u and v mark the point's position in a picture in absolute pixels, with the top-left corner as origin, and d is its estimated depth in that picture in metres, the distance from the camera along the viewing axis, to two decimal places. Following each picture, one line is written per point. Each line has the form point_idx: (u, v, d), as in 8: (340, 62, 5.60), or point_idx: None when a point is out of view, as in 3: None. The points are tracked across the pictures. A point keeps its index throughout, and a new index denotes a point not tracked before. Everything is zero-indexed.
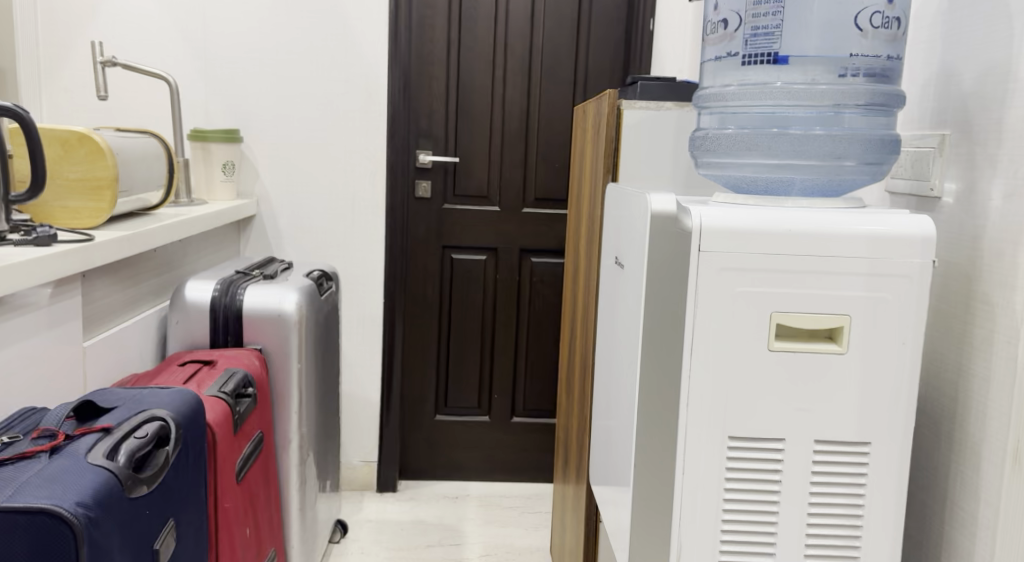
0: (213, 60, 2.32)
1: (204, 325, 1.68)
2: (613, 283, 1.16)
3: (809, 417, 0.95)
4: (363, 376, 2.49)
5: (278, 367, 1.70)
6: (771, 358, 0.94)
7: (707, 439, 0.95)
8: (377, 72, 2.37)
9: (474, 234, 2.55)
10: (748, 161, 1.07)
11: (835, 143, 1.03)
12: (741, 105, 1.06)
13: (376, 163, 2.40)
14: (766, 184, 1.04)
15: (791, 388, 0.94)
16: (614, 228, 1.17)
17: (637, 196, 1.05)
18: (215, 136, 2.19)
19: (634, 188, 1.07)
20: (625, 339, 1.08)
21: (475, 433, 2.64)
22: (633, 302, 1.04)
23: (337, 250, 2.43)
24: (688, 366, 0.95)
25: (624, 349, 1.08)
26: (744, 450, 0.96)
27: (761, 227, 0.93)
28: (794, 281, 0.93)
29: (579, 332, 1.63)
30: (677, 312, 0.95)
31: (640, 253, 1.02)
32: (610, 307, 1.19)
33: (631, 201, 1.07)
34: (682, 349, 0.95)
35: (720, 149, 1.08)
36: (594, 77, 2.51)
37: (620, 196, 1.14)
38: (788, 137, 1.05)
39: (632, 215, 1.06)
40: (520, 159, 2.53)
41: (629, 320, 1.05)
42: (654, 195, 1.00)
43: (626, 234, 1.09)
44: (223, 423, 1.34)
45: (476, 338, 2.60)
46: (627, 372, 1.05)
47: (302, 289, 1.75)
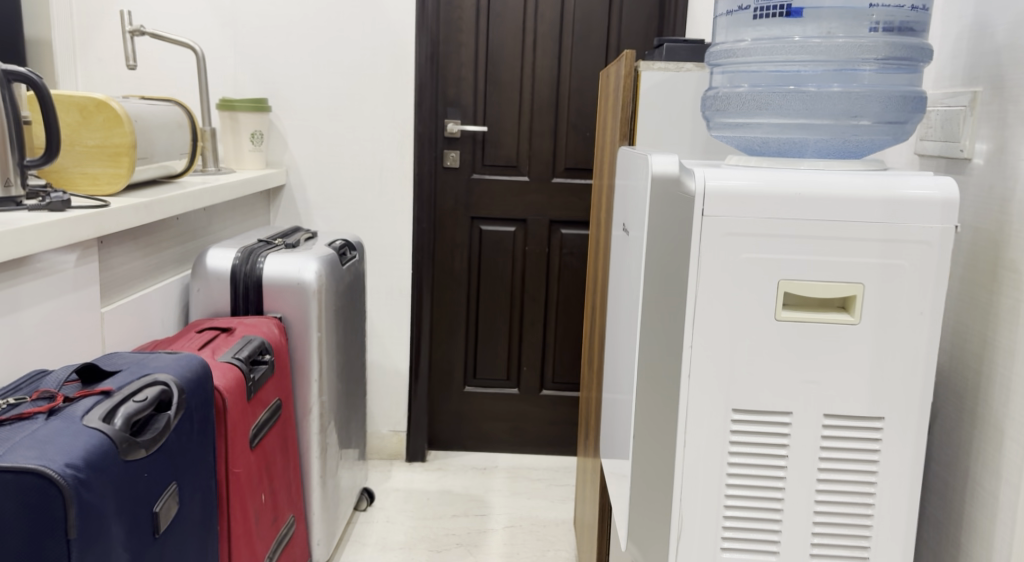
0: (241, 30, 2.31)
1: (225, 293, 1.69)
2: (620, 253, 1.12)
3: (818, 390, 0.90)
4: (391, 347, 2.50)
5: (297, 336, 1.70)
6: (777, 328, 0.89)
7: (709, 411, 0.92)
8: (404, 39, 2.34)
9: (503, 205, 2.52)
10: (760, 120, 1.00)
11: (850, 102, 0.96)
12: (754, 62, 1.01)
13: (404, 133, 2.39)
14: (778, 144, 0.98)
15: (799, 360, 0.90)
16: (622, 195, 1.13)
17: (641, 157, 1.00)
18: (243, 106, 2.19)
19: (640, 152, 1.03)
20: (630, 309, 1.04)
21: (504, 405, 2.63)
22: (635, 271, 0.99)
23: (365, 221, 2.43)
24: (689, 335, 0.91)
25: (628, 319, 1.04)
26: (749, 424, 0.92)
27: (768, 190, 0.88)
28: (804, 247, 0.88)
29: (599, 302, 1.59)
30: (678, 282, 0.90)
31: (641, 220, 0.97)
32: (618, 277, 1.15)
33: (636, 165, 1.03)
34: (683, 319, 0.91)
35: (731, 109, 1.02)
36: (626, 43, 2.44)
37: (628, 160, 1.09)
38: (801, 95, 0.98)
39: (637, 179, 1.02)
40: (550, 127, 2.49)
41: (633, 290, 1.01)
42: (655, 155, 0.94)
43: (631, 199, 1.05)
44: (235, 389, 1.35)
45: (505, 309, 2.58)
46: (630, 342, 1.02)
47: (322, 258, 1.75)
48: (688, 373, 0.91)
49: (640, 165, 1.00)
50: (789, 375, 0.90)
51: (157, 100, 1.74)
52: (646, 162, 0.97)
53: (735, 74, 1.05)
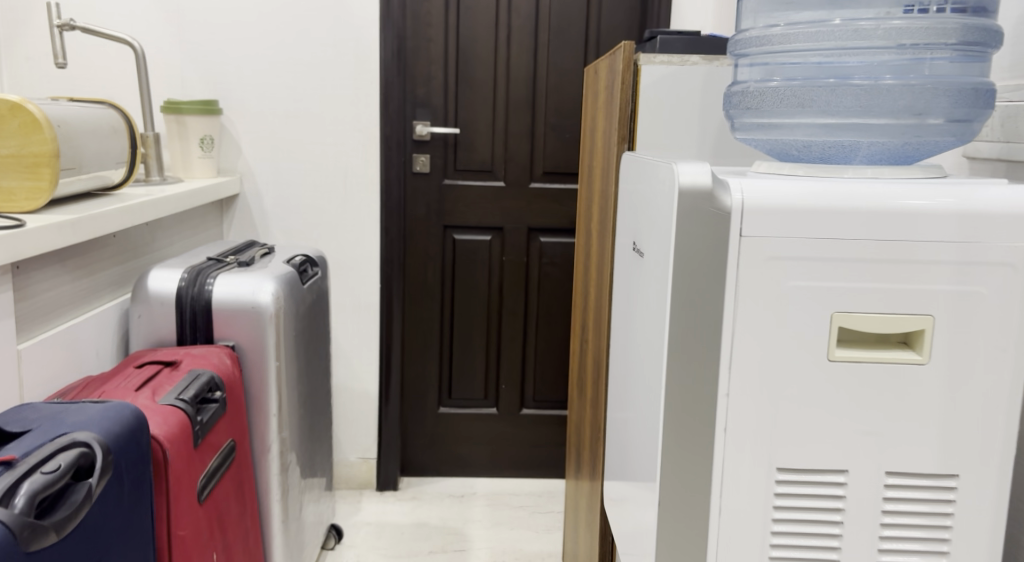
0: (187, 25, 2.11)
1: (170, 320, 1.50)
2: (630, 277, 0.96)
3: (881, 443, 0.75)
4: (359, 368, 2.31)
5: (252, 366, 1.51)
6: (831, 370, 0.74)
7: (751, 471, 0.76)
8: (367, 35, 2.16)
9: (478, 212, 2.35)
10: (801, 120, 0.87)
11: (913, 96, 0.82)
12: (789, 50, 0.87)
13: (369, 136, 2.21)
14: (824, 149, 0.85)
15: (859, 409, 0.74)
16: (629, 209, 0.97)
17: (660, 166, 0.83)
18: (190, 108, 1.99)
19: (656, 158, 0.87)
20: (647, 346, 0.87)
21: (481, 426, 2.46)
22: (655, 303, 0.83)
23: (328, 232, 2.24)
24: (725, 382, 0.75)
25: (645, 357, 0.88)
26: (798, 485, 0.76)
27: (819, 204, 0.73)
28: (863, 273, 0.73)
29: (591, 322, 1.43)
30: (712, 318, 0.74)
31: (662, 242, 0.81)
32: (626, 304, 0.99)
33: (652, 175, 0.86)
34: (720, 363, 0.75)
35: (764, 108, 0.88)
36: (607, 39, 2.28)
37: (637, 168, 0.93)
38: (851, 89, 0.84)
39: (654, 192, 0.85)
40: (527, 129, 2.32)
41: (653, 323, 0.85)
42: (682, 162, 0.78)
43: (646, 215, 0.88)
44: (180, 437, 1.16)
45: (481, 324, 2.41)
46: (649, 384, 0.86)
47: (279, 278, 1.56)
48: (726, 428, 0.75)
49: (658, 175, 0.84)
50: (847, 426, 0.75)
51: (89, 102, 1.55)
52: (667, 170, 0.80)
53: (765, 67, 0.92)
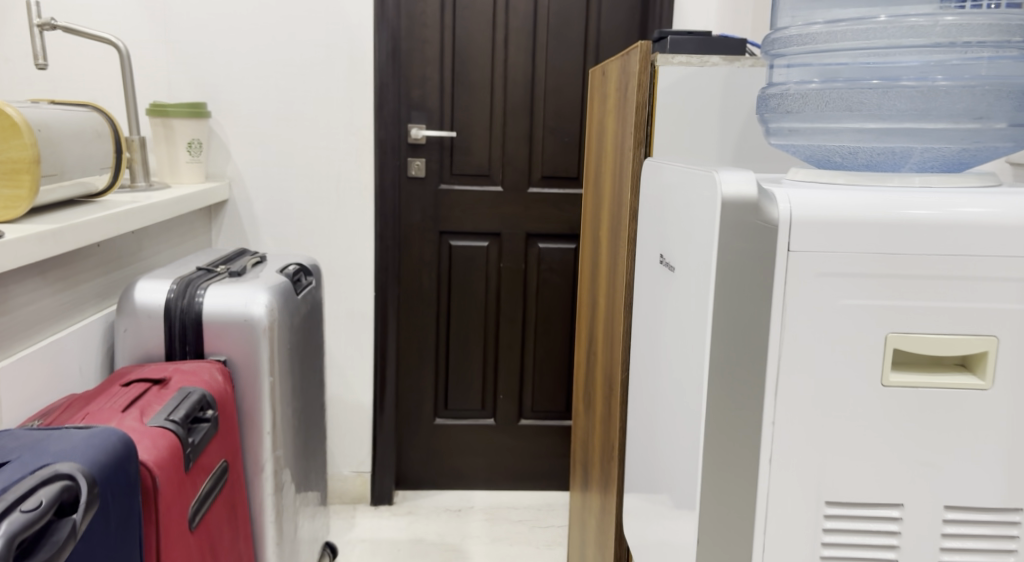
0: (174, 25, 2.04)
1: (158, 334, 1.42)
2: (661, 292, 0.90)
3: (937, 473, 0.69)
4: (353, 379, 2.24)
5: (245, 382, 1.44)
6: (887, 399, 0.69)
7: (798, 505, 0.70)
8: (362, 36, 2.09)
9: (476, 218, 2.29)
10: (852, 123, 0.89)
11: (973, 98, 0.84)
12: (833, 52, 0.91)
13: (363, 140, 2.14)
14: (877, 151, 0.87)
15: (914, 436, 0.69)
16: (661, 219, 0.91)
17: (698, 173, 0.77)
18: (178, 111, 1.92)
19: (691, 165, 0.80)
20: (680, 365, 0.82)
21: (479, 438, 2.40)
22: (692, 320, 0.77)
23: (320, 239, 2.17)
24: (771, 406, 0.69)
25: (679, 377, 0.82)
26: (847, 519, 0.71)
27: (873, 219, 0.67)
28: (923, 293, 0.68)
29: (602, 334, 1.37)
30: (756, 342, 0.69)
31: (699, 256, 0.75)
32: (653, 319, 0.93)
33: (688, 182, 0.80)
34: (765, 388, 0.69)
35: (810, 112, 0.91)
36: (607, 40, 2.23)
37: (670, 176, 0.87)
38: (904, 92, 0.87)
39: (689, 200, 0.79)
40: (525, 132, 2.26)
41: (688, 341, 0.79)
42: (723, 171, 0.71)
43: (682, 225, 0.82)
44: (170, 461, 1.09)
45: (479, 332, 2.35)
46: (683, 406, 0.80)
47: (273, 289, 1.49)
48: (771, 456, 0.70)
49: (696, 184, 0.78)
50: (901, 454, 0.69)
51: (72, 104, 1.48)
52: (707, 178, 0.74)
53: (806, 68, 0.95)
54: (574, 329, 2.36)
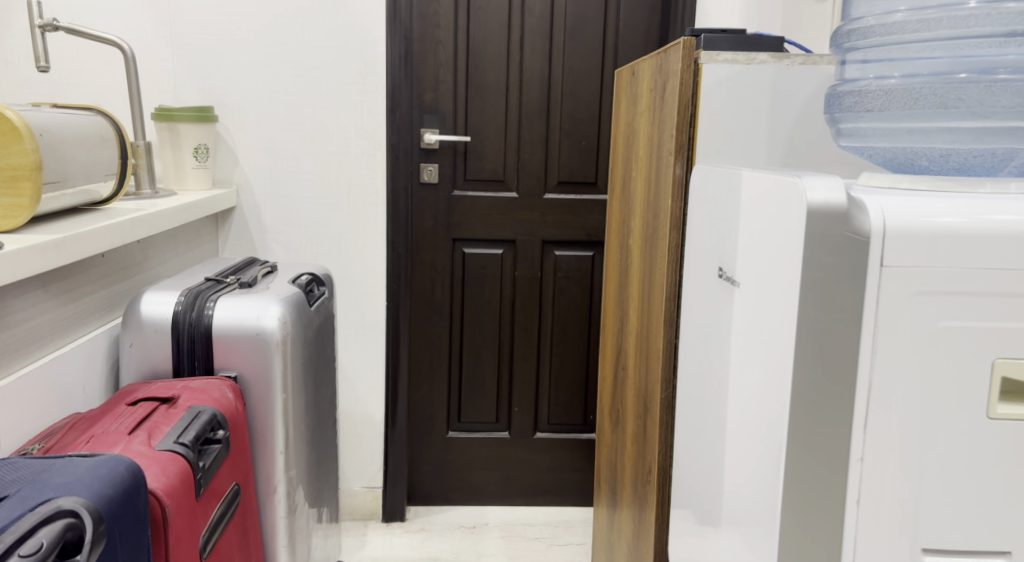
0: (180, 27, 1.97)
1: (165, 349, 1.35)
2: (750, 305, 0.85)
3: (1011, 480, 0.71)
4: (363, 392, 2.16)
5: (257, 400, 1.37)
6: (994, 440, 0.70)
7: (892, 534, 0.71)
8: (375, 38, 2.03)
9: (490, 224, 2.21)
10: (947, 122, 0.91)
11: None
12: (921, 40, 0.94)
13: (376, 146, 2.07)
14: (975, 150, 0.90)
15: (987, 438, 0.70)
16: (748, 229, 0.87)
17: (785, 182, 0.76)
18: (184, 115, 1.85)
19: (778, 175, 0.79)
20: (772, 381, 0.77)
21: (492, 452, 2.32)
22: (778, 324, 0.76)
23: (331, 247, 2.10)
24: (865, 390, 0.70)
25: (766, 390, 0.79)
26: (936, 535, 0.71)
27: (977, 251, 0.68)
28: None
29: (634, 347, 1.32)
30: (849, 358, 0.70)
31: (787, 255, 0.74)
32: (744, 333, 0.87)
33: (773, 192, 0.79)
34: (856, 404, 0.70)
35: (895, 109, 0.94)
36: (625, 40, 2.16)
37: (762, 184, 0.83)
38: (1006, 87, 0.88)
39: (783, 213, 0.76)
40: (541, 136, 2.20)
41: (770, 347, 0.79)
42: (810, 178, 0.72)
43: (765, 231, 0.82)
44: (180, 488, 1.02)
45: (493, 343, 2.27)
46: (777, 425, 0.76)
47: (285, 300, 1.43)
48: (863, 448, 0.71)
49: (780, 193, 0.77)
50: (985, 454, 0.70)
51: (75, 108, 1.41)
52: (791, 185, 0.74)
53: (888, 63, 0.98)
54: (591, 340, 2.29)
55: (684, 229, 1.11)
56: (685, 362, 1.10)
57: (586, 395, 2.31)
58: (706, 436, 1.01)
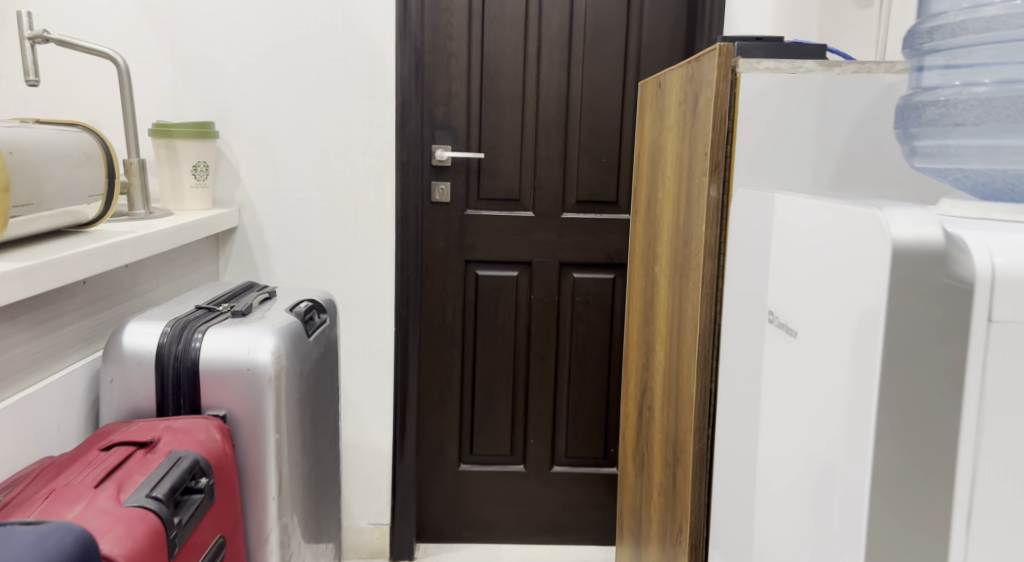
0: (180, 39, 1.88)
1: (148, 385, 1.24)
2: (809, 350, 0.74)
3: None
4: (370, 422, 2.05)
5: (247, 442, 1.26)
6: None
7: None
8: (384, 50, 1.93)
9: (504, 245, 2.10)
10: None
11: None
12: None
13: (385, 163, 1.97)
14: None
15: None
16: (801, 264, 0.77)
17: (854, 213, 0.68)
18: (182, 131, 1.75)
19: (840, 204, 0.70)
20: (841, 447, 0.68)
21: (507, 486, 2.19)
22: (852, 370, 0.67)
23: (337, 270, 1.99)
24: (969, 449, 0.62)
25: (835, 447, 0.69)
26: None
27: None
28: None
29: (660, 387, 1.21)
30: (949, 425, 0.62)
31: (863, 293, 0.66)
32: (798, 379, 0.77)
33: (835, 223, 0.70)
34: (956, 479, 0.63)
35: (993, 123, 0.85)
36: (648, 51, 2.04)
37: (818, 214, 0.74)
38: None
39: (852, 248, 0.68)
40: (559, 153, 2.08)
41: (835, 405, 0.69)
42: (893, 212, 0.64)
43: (822, 264, 0.72)
44: (147, 554, 0.91)
45: (507, 370, 2.15)
46: (850, 499, 0.67)
47: (280, 330, 1.32)
48: (970, 502, 0.63)
49: (847, 225, 0.69)
50: None
51: (58, 124, 1.31)
52: (864, 217, 0.66)
53: (975, 71, 0.88)
54: (611, 367, 2.16)
55: (720, 257, 1.01)
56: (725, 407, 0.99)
57: (606, 427, 2.18)
58: (751, 497, 0.89)
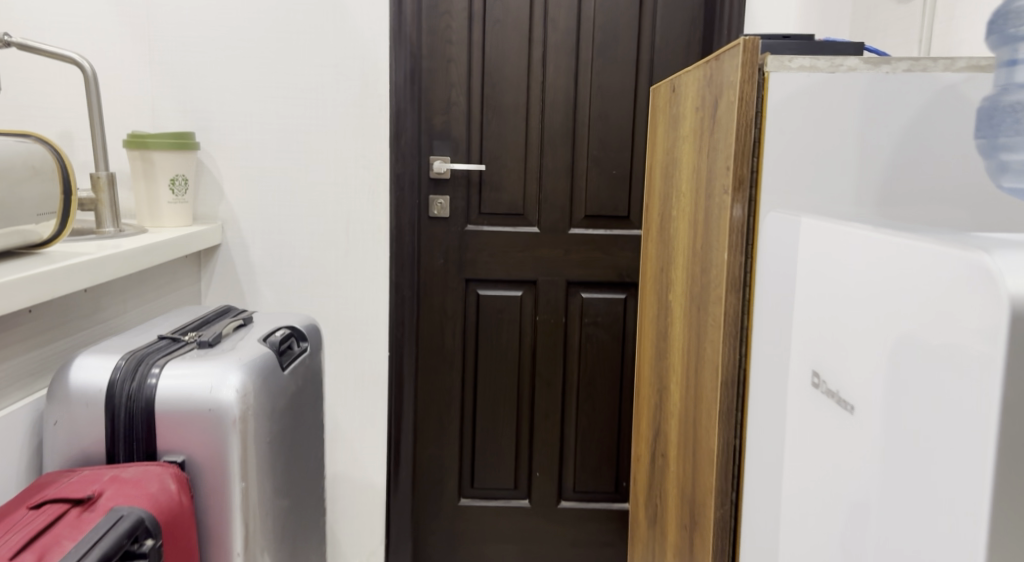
0: (160, 45, 1.76)
1: (96, 428, 1.10)
2: None
3: None
4: (363, 454, 1.90)
5: (208, 491, 1.12)
6: None
7: None
8: (378, 54, 1.79)
9: (507, 263, 1.96)
10: None
11: None
12: None
13: (377, 175, 1.83)
14: None
15: None
16: (870, 309, 0.66)
17: (943, 258, 0.58)
18: (160, 143, 1.62)
19: (923, 245, 0.60)
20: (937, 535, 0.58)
21: (511, 522, 2.04)
22: (947, 441, 0.56)
23: (327, 290, 1.86)
24: None
25: None
26: None
27: None
28: None
29: (676, 427, 1.08)
30: None
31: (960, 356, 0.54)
32: None
33: (919, 265, 0.60)
34: None
35: None
36: (662, 54, 1.90)
37: (892, 256, 0.64)
38: None
39: (942, 296, 0.57)
40: (566, 164, 1.94)
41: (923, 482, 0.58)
42: (1005, 260, 0.53)
43: (898, 312, 0.62)
44: None
45: (511, 397, 2.00)
46: None
47: (248, 364, 1.17)
48: None
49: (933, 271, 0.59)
50: None
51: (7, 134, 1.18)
52: (960, 262, 0.56)
53: None
54: (623, 394, 2.01)
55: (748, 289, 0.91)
56: (759, 458, 0.87)
57: (618, 458, 2.03)
58: None
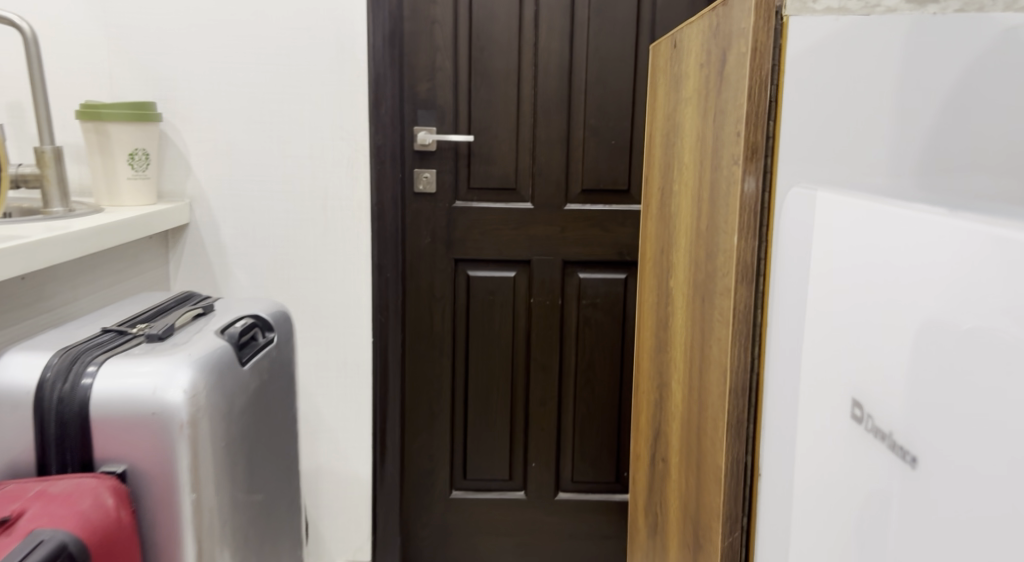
0: (117, 8, 1.61)
1: (23, 436, 0.98)
2: None
3: None
4: (347, 446, 1.79)
5: (155, 504, 1.00)
6: None
7: None
8: (354, 14, 1.64)
9: (499, 241, 1.82)
10: None
11: None
12: None
13: (356, 148, 1.69)
14: None
15: None
16: (904, 309, 0.56)
17: (991, 242, 0.49)
18: (114, 114, 1.48)
19: (963, 227, 0.51)
20: None
21: (506, 515, 1.93)
22: None
23: (305, 272, 1.73)
24: None
25: None
26: None
27: None
28: None
29: (678, 431, 0.95)
30: None
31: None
32: None
33: (962, 254, 0.51)
34: None
35: None
36: (665, 11, 1.74)
37: (925, 244, 0.54)
38: None
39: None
40: (562, 133, 1.79)
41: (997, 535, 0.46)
42: None
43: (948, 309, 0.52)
44: None
45: (505, 384, 1.88)
46: None
47: (200, 359, 1.05)
48: None
49: (984, 259, 0.49)
50: None
51: None
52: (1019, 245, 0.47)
53: None
54: (624, 379, 1.88)
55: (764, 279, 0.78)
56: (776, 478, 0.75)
57: (619, 447, 1.91)
58: None
